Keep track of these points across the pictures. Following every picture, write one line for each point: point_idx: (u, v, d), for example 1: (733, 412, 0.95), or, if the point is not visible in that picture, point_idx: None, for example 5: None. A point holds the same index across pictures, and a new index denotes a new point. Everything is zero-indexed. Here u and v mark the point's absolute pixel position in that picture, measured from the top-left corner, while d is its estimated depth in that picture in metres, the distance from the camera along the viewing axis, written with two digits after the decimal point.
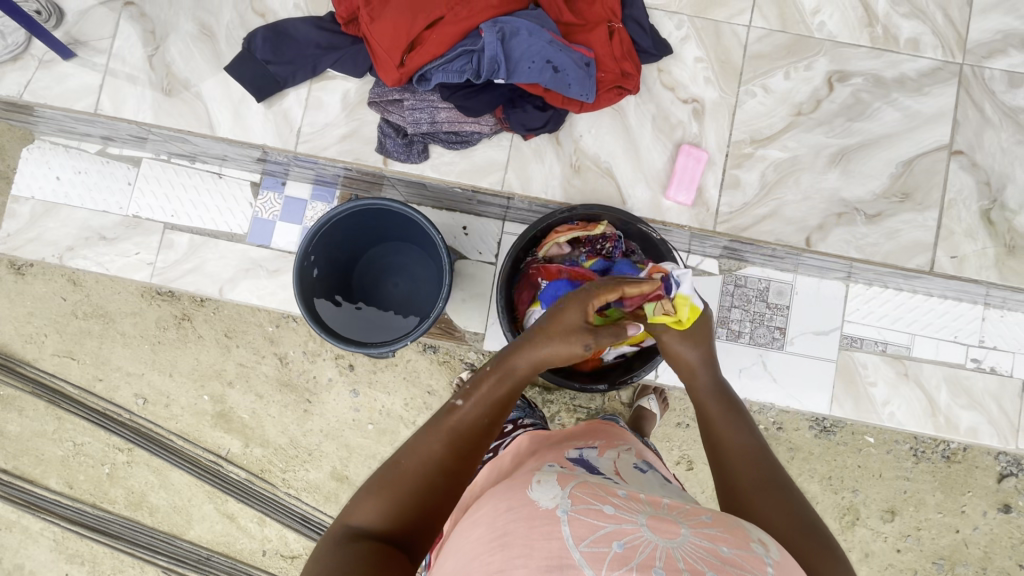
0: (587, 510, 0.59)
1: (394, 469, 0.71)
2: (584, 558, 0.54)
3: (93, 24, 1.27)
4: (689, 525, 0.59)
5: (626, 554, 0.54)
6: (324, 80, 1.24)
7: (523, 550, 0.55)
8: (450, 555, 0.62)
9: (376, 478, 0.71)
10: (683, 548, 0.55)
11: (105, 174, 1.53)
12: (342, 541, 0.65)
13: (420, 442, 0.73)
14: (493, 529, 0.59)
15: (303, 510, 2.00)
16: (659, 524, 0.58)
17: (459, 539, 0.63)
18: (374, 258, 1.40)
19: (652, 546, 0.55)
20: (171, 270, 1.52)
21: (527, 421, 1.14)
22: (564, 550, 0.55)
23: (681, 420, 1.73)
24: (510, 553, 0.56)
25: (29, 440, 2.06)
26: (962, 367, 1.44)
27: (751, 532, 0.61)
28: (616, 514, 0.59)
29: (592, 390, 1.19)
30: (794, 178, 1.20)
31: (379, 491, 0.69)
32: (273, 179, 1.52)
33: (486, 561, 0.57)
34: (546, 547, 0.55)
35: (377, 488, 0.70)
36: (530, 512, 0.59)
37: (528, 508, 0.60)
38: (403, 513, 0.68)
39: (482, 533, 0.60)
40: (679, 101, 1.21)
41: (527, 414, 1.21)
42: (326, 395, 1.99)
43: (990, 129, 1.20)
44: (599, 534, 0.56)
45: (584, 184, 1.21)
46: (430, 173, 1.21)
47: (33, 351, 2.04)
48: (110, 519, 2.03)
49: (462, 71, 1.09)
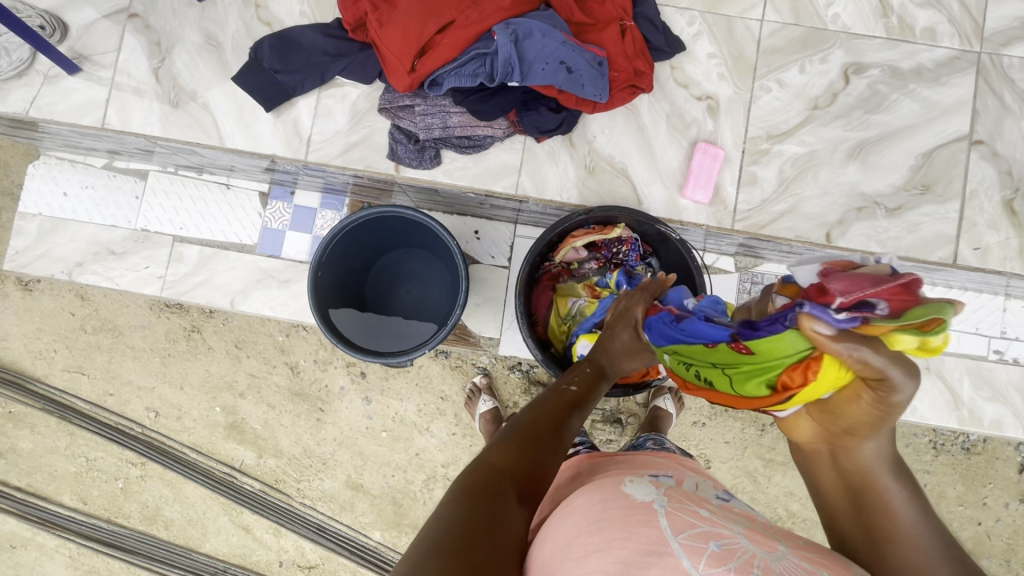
0: (683, 509, 0.59)
1: (517, 427, 0.72)
2: (682, 548, 0.53)
3: (98, 37, 1.25)
4: (786, 546, 0.58)
5: (725, 554, 0.53)
6: (333, 88, 1.23)
7: (621, 532, 0.54)
8: (543, 541, 0.59)
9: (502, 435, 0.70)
10: (781, 562, 0.54)
11: (113, 188, 1.52)
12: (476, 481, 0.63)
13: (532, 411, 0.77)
14: (589, 514, 0.59)
15: (319, 520, 1.99)
16: (755, 538, 0.57)
17: (548, 530, 0.61)
18: (387, 266, 1.39)
19: (751, 554, 0.54)
20: (181, 283, 1.50)
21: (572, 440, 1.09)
22: (664, 539, 0.54)
23: (697, 419, 1.72)
24: (607, 535, 0.55)
25: (41, 457, 2.05)
26: (984, 359, 1.42)
27: (846, 566, 0.59)
28: (711, 518, 0.59)
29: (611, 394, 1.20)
30: (812, 174, 1.18)
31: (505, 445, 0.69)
32: (282, 189, 1.50)
33: (584, 541, 0.55)
34: (646, 532, 0.54)
35: (505, 443, 0.69)
36: (627, 503, 0.59)
37: (624, 499, 0.59)
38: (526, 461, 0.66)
39: (578, 518, 0.59)
40: (693, 98, 1.19)
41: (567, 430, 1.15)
42: (338, 404, 1.98)
43: (1009, 117, 1.18)
44: (698, 531, 0.55)
45: (599, 185, 1.19)
46: (443, 178, 1.20)
47: (43, 367, 2.03)
48: (125, 534, 2.02)
49: (474, 74, 1.07)
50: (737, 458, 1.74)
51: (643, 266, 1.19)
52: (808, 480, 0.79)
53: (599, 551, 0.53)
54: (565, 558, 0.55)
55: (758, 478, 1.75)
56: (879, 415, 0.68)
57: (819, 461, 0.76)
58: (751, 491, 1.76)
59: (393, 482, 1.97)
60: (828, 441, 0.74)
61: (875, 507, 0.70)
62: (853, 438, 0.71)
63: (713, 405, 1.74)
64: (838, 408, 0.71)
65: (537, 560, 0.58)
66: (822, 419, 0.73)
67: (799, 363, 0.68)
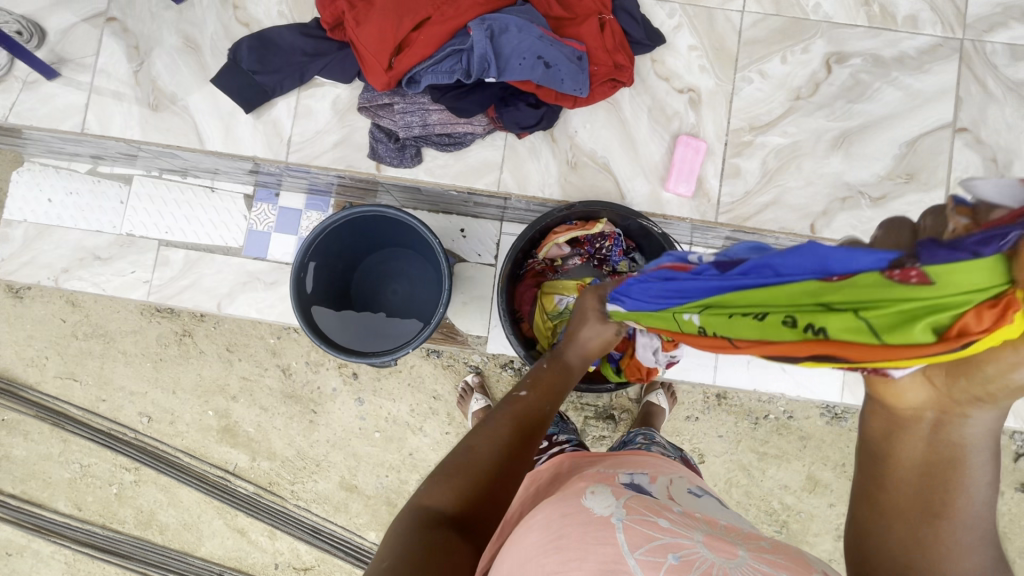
0: (642, 520, 0.58)
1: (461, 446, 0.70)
2: (638, 565, 0.53)
3: (76, 41, 1.25)
4: (748, 550, 0.56)
5: (683, 567, 0.53)
6: (312, 88, 1.22)
7: (577, 553, 0.55)
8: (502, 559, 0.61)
9: (446, 462, 0.68)
10: (742, 570, 0.53)
11: (97, 193, 1.51)
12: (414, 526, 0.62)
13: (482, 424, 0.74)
14: (547, 531, 0.58)
15: (314, 522, 1.99)
16: (716, 545, 0.56)
17: (507, 556, 0.60)
18: (374, 266, 1.38)
19: (710, 563, 0.53)
20: (168, 287, 1.50)
21: (562, 437, 1.04)
22: (619, 556, 0.53)
23: (690, 414, 1.72)
24: (564, 557, 0.55)
25: (35, 464, 2.04)
26: None
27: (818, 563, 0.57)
28: (672, 528, 0.57)
29: (601, 389, 1.19)
30: (795, 165, 1.17)
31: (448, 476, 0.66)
32: (267, 190, 1.50)
33: (540, 562, 0.56)
34: (602, 551, 0.54)
35: (449, 473, 0.67)
36: (584, 518, 0.58)
37: (582, 513, 0.59)
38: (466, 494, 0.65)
39: (535, 536, 0.59)
40: (675, 91, 1.19)
41: (560, 428, 1.11)
42: (330, 405, 1.98)
43: (993, 104, 1.17)
44: (656, 544, 0.55)
45: (582, 180, 1.19)
46: (425, 176, 1.19)
47: (35, 375, 2.03)
48: (121, 539, 2.02)
49: (452, 71, 1.07)
50: (730, 452, 1.74)
51: (627, 261, 1.18)
52: (871, 444, 0.68)
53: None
54: None
55: (752, 472, 1.75)
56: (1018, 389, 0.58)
57: (909, 427, 0.64)
58: (745, 485, 1.76)
59: (388, 482, 1.97)
60: (939, 405, 0.61)
61: (950, 485, 0.61)
62: (977, 406, 0.60)
63: (706, 399, 1.73)
64: (976, 372, 0.58)
65: None
66: (946, 382, 0.60)
67: (992, 301, 0.51)
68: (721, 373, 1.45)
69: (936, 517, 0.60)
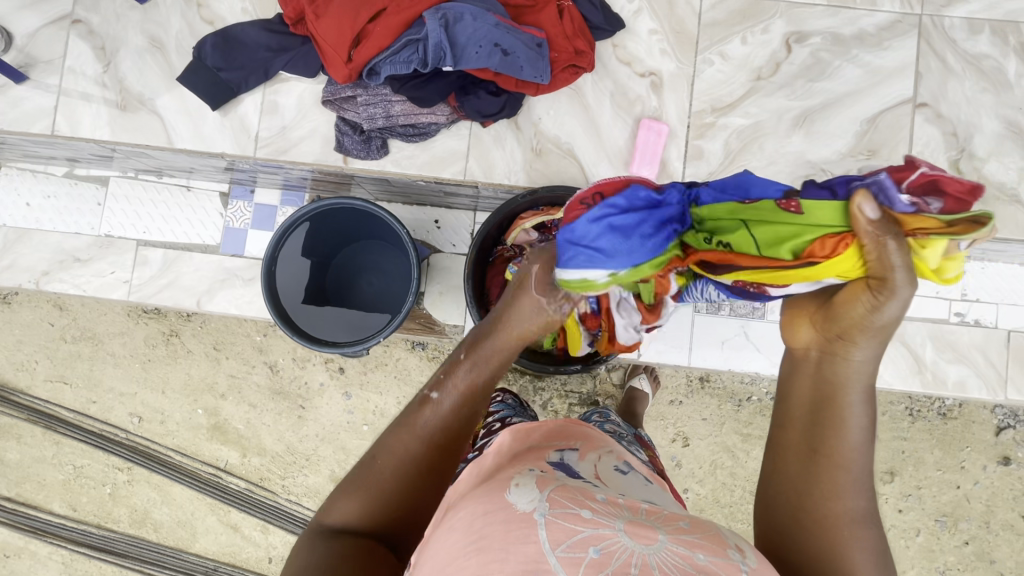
0: (565, 514, 0.61)
1: (373, 461, 0.71)
2: (559, 562, 0.57)
3: (43, 44, 1.26)
4: (666, 532, 0.62)
5: (602, 560, 0.57)
6: (278, 83, 1.23)
7: (498, 554, 0.58)
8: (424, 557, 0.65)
9: (352, 479, 0.71)
10: (658, 554, 0.58)
11: (74, 196, 1.53)
12: (320, 541, 0.67)
13: (393, 436, 0.73)
14: (470, 530, 0.62)
15: (306, 515, 2.01)
16: (635, 530, 0.61)
17: (435, 545, 0.65)
18: (351, 258, 1.40)
19: (629, 553, 0.58)
20: (147, 286, 1.51)
21: (516, 420, 1.04)
22: (541, 555, 0.57)
23: (673, 397, 1.74)
24: (485, 557, 0.58)
25: (29, 467, 2.07)
26: (946, 322, 1.43)
27: (729, 537, 0.63)
28: (593, 518, 0.62)
29: (566, 370, 1.20)
30: (758, 145, 1.18)
31: (355, 492, 0.70)
32: (242, 188, 1.51)
33: (462, 563, 0.59)
34: (523, 551, 0.58)
35: (357, 488, 0.70)
36: (508, 516, 0.61)
37: (505, 511, 0.62)
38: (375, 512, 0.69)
39: (458, 535, 0.62)
40: (637, 75, 1.20)
41: (514, 412, 1.11)
42: (318, 400, 2.00)
43: (953, 79, 1.18)
44: (577, 539, 0.59)
45: (547, 166, 1.20)
46: (392, 168, 1.20)
47: (26, 379, 2.06)
48: (116, 538, 2.05)
49: (409, 61, 1.07)
50: (714, 434, 1.76)
51: None
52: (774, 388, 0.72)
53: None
54: None
55: (736, 453, 1.76)
56: (884, 329, 0.66)
57: (800, 363, 0.70)
58: (730, 466, 1.78)
59: None
60: (820, 341, 0.69)
61: (831, 422, 0.64)
62: (845, 344, 0.67)
63: (689, 382, 1.75)
64: (838, 308, 0.68)
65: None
66: (824, 325, 0.69)
67: (835, 235, 0.74)
68: (697, 356, 1.45)
69: (815, 453, 0.64)
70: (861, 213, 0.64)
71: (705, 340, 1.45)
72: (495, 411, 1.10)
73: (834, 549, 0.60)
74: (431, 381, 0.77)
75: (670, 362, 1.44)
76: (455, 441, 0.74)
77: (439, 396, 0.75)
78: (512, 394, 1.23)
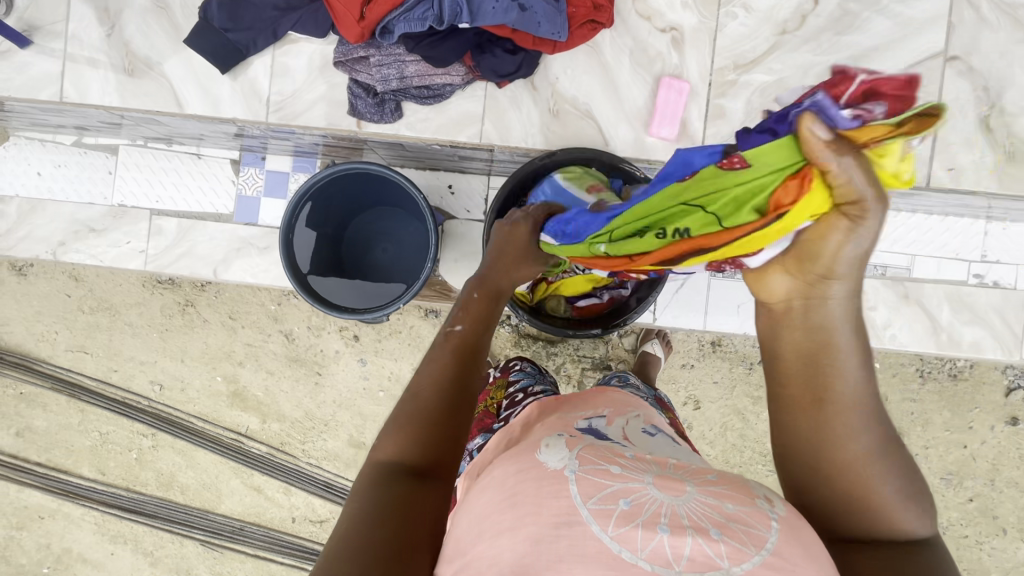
0: (594, 470, 0.64)
1: (415, 395, 0.74)
2: (591, 514, 0.59)
3: (45, 6, 1.22)
4: (694, 484, 0.64)
5: (632, 511, 0.60)
6: (288, 45, 1.19)
7: (532, 508, 0.60)
8: (460, 518, 0.67)
9: (398, 412, 0.72)
10: (688, 505, 0.61)
11: (85, 165, 1.52)
12: (375, 484, 0.66)
13: (429, 368, 0.77)
14: (505, 490, 0.64)
15: (326, 477, 2.07)
16: (664, 482, 0.63)
17: (472, 502, 0.68)
18: (362, 225, 1.39)
19: (657, 504, 0.61)
20: (163, 256, 1.51)
21: (537, 390, 1.07)
22: (573, 508, 0.60)
23: (685, 361, 1.75)
24: (520, 512, 0.61)
25: (57, 433, 2.14)
26: (965, 284, 1.42)
27: (757, 490, 0.65)
28: (622, 473, 0.64)
29: (586, 335, 1.19)
30: (781, 103, 1.15)
31: (401, 427, 0.71)
32: (252, 155, 1.50)
33: (497, 519, 0.61)
34: (555, 505, 0.60)
35: (403, 422, 0.71)
36: (540, 474, 0.64)
37: (538, 470, 0.65)
38: (427, 443, 0.70)
39: (494, 494, 0.65)
40: (657, 31, 1.15)
41: (534, 380, 1.13)
42: (334, 367, 2.04)
43: (986, 30, 1.14)
44: (606, 492, 0.61)
45: (564, 127, 1.17)
46: (407, 131, 1.18)
47: (47, 349, 2.11)
48: (145, 500, 2.12)
49: (423, 18, 1.03)
50: (725, 397, 1.78)
51: None
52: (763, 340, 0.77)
53: (513, 529, 0.59)
54: (481, 536, 0.61)
55: (747, 416, 1.80)
56: (855, 262, 0.67)
57: (788, 320, 0.73)
58: (740, 428, 1.81)
59: None
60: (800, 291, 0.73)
61: (824, 374, 0.68)
62: (827, 284, 0.69)
63: (701, 346, 1.77)
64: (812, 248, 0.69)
65: (457, 538, 0.64)
66: (800, 270, 0.72)
67: (794, 174, 0.65)
68: (713, 319, 1.45)
69: (817, 407, 0.68)
70: (810, 135, 0.60)
71: (721, 304, 1.44)
72: (514, 381, 1.12)
73: (857, 496, 0.65)
74: (451, 321, 0.84)
75: (685, 326, 1.44)
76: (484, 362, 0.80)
77: (462, 329, 0.82)
78: (529, 361, 1.24)
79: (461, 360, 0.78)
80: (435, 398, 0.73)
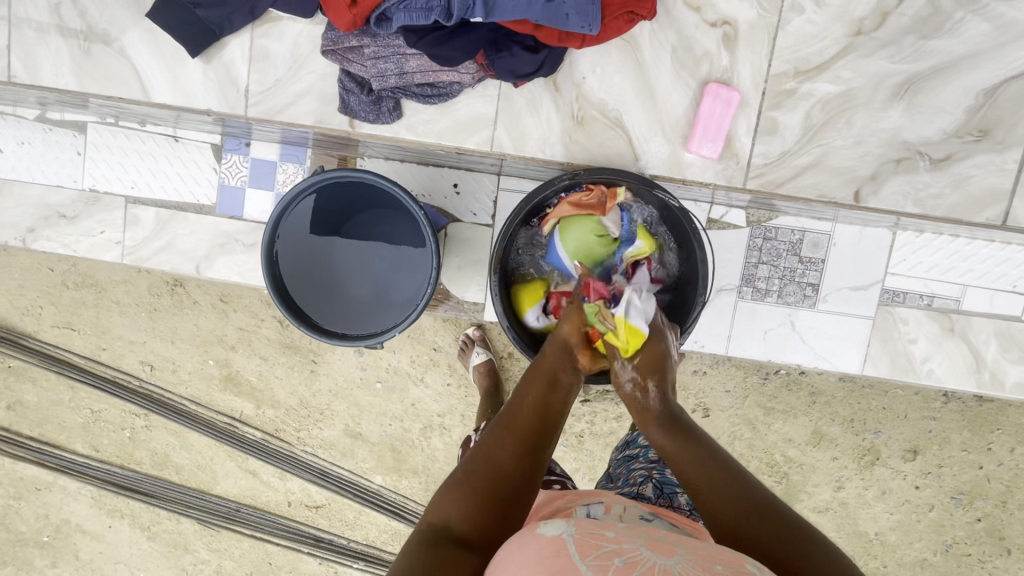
0: (591, 535, 0.73)
1: (478, 465, 0.89)
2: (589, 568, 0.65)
3: None
4: (687, 550, 0.71)
5: (627, 567, 0.66)
6: (308, 28, 1.25)
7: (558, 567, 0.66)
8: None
9: (457, 481, 0.87)
10: (679, 564, 0.67)
11: (50, 144, 1.36)
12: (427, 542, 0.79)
13: (489, 445, 0.91)
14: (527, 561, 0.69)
15: (322, 465, 2.04)
16: (656, 547, 0.71)
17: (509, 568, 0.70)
18: (359, 233, 1.18)
19: (651, 563, 0.67)
20: (141, 248, 1.39)
21: None
22: (573, 561, 0.66)
23: (697, 367, 1.70)
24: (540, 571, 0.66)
25: (48, 409, 2.09)
26: (1017, 320, 1.30)
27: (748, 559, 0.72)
28: (616, 537, 0.73)
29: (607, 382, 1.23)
30: (846, 118, 1.22)
31: (460, 502, 0.83)
32: (234, 139, 1.34)
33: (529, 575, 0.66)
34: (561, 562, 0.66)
35: (462, 488, 0.85)
36: (541, 541, 0.71)
37: (539, 538, 0.72)
38: (474, 517, 0.82)
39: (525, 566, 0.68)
40: (708, 25, 1.21)
41: None
42: (330, 356, 1.97)
43: None
44: (602, 552, 0.68)
45: (590, 135, 1.24)
46: (406, 133, 1.25)
47: (33, 324, 2.02)
48: (140, 479, 2.10)
49: (428, 9, 1.03)
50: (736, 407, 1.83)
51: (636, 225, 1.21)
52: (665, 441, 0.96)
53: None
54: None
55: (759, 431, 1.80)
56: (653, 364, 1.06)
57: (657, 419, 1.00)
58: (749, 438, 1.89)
59: (393, 430, 2.01)
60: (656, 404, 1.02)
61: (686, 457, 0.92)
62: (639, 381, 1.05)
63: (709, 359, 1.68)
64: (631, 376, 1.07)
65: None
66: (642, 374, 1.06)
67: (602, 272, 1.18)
68: (736, 344, 1.33)
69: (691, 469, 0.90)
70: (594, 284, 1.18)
71: (746, 330, 1.32)
72: None
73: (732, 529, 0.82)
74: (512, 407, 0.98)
75: (705, 349, 1.33)
76: (543, 450, 0.93)
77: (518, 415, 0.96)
78: None
79: (522, 446, 0.92)
80: (489, 469, 0.88)
